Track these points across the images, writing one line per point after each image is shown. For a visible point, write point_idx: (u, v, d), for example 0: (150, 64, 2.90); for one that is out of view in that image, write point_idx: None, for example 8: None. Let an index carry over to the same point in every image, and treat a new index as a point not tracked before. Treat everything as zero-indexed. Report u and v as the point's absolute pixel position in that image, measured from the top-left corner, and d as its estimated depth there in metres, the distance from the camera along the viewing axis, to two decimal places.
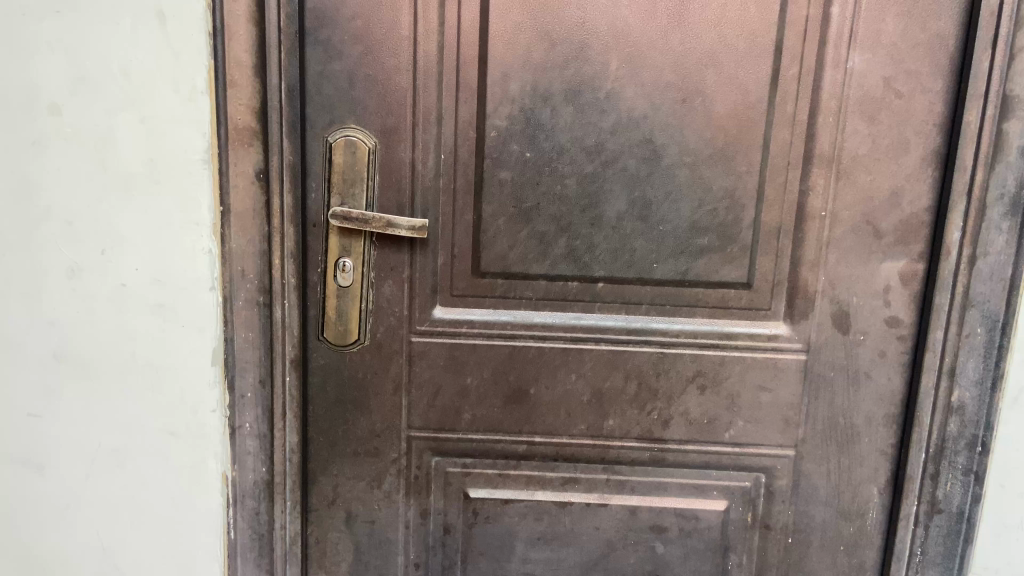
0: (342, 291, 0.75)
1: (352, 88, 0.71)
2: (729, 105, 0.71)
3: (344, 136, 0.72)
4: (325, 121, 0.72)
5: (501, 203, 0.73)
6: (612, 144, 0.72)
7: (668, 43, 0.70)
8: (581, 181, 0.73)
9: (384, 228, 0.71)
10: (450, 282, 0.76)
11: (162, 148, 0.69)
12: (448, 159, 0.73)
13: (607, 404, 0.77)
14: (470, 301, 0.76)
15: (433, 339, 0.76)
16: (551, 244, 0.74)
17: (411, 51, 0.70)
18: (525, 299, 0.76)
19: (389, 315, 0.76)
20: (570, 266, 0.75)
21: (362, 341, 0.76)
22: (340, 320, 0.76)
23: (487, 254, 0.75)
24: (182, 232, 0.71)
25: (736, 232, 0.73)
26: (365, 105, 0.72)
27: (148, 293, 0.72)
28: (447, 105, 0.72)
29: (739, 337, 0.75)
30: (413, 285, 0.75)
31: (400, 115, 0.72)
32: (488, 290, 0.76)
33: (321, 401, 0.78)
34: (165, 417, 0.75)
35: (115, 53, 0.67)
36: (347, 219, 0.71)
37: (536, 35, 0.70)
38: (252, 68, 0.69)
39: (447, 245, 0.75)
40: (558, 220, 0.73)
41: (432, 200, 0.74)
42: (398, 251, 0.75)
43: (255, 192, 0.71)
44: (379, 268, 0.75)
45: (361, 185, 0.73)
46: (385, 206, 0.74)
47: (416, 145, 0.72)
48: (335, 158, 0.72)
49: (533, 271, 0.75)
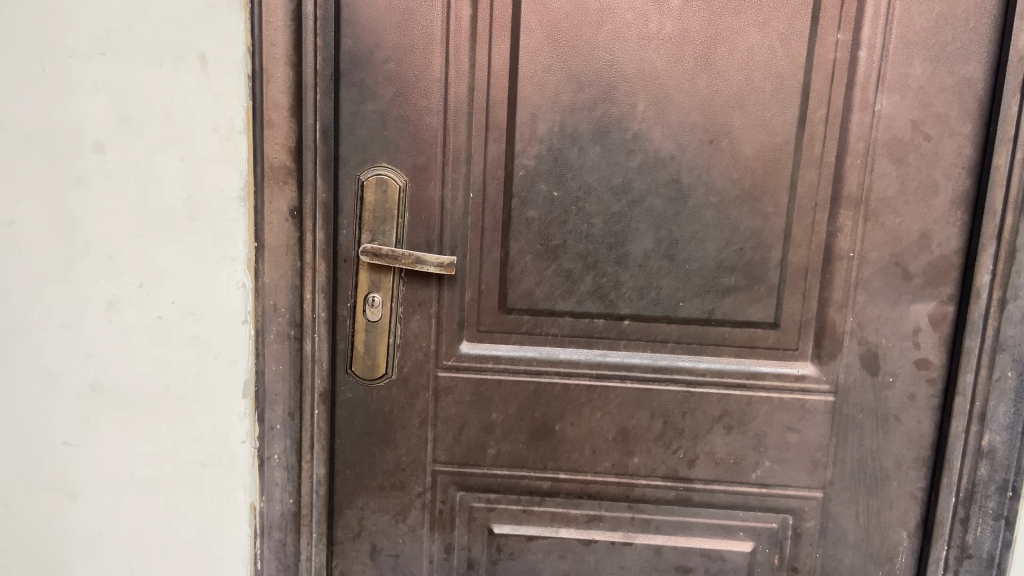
0: (371, 326, 0.76)
1: (384, 128, 0.73)
2: (756, 146, 0.71)
3: (376, 174, 0.73)
4: (357, 160, 0.74)
5: (528, 240, 0.74)
6: (639, 183, 0.72)
7: (695, 85, 0.71)
8: (607, 220, 0.73)
9: (412, 264, 0.72)
10: (477, 317, 0.77)
11: (201, 185, 0.71)
12: (477, 198, 0.74)
13: (632, 441, 0.77)
14: (496, 337, 0.77)
15: (460, 374, 0.77)
16: (578, 282, 0.75)
17: (443, 92, 0.72)
18: (551, 335, 0.77)
19: (416, 350, 0.77)
20: (596, 304, 0.75)
21: (389, 375, 0.77)
22: (368, 354, 0.77)
23: (514, 291, 0.75)
24: (217, 267, 0.72)
25: (763, 272, 0.73)
26: (397, 144, 0.73)
27: (183, 326, 0.74)
28: (476, 145, 0.73)
29: (766, 376, 0.75)
30: (441, 320, 0.76)
31: (430, 153, 0.73)
32: (515, 326, 0.77)
33: (348, 435, 0.79)
34: (197, 447, 0.76)
35: (158, 95, 0.69)
36: (377, 255, 0.72)
37: (565, 77, 0.71)
38: (289, 108, 0.71)
39: (475, 281, 0.76)
40: (584, 258, 0.74)
41: (461, 237, 0.75)
42: (426, 287, 0.76)
43: (289, 228, 0.73)
44: (407, 303, 0.76)
45: (391, 222, 0.74)
46: (415, 243, 0.75)
47: (445, 184, 0.74)
48: (366, 195, 0.74)
49: (559, 308, 0.76)
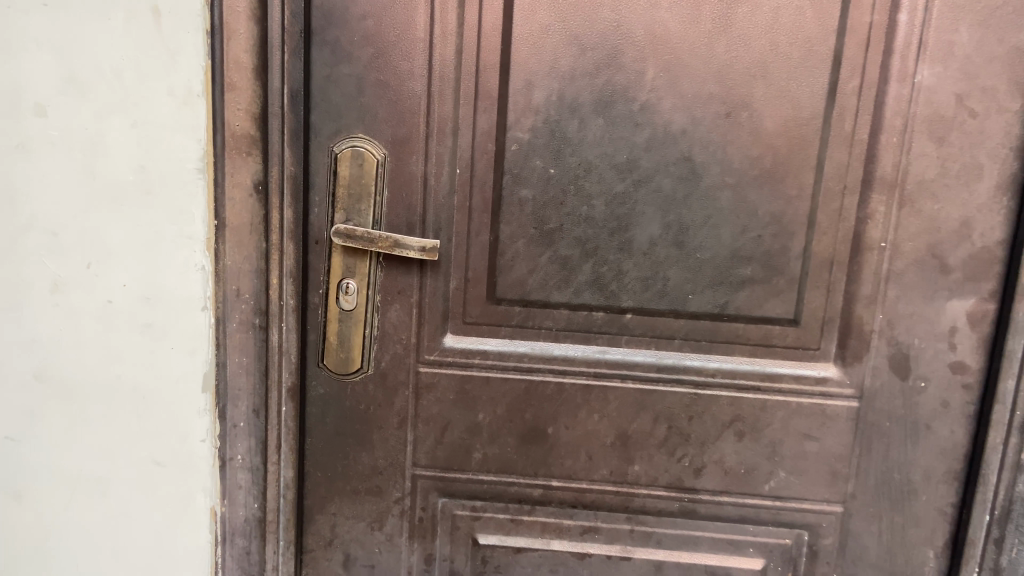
0: (345, 316, 0.68)
1: (360, 94, 0.65)
2: (779, 121, 0.63)
3: (351, 146, 0.65)
4: (330, 129, 0.66)
5: (521, 223, 0.66)
6: (646, 161, 0.64)
7: (712, 51, 0.62)
8: (609, 202, 0.65)
9: (389, 248, 0.65)
10: (463, 308, 0.69)
11: (155, 155, 0.63)
12: (464, 175, 0.66)
13: (633, 447, 0.70)
14: (484, 330, 0.70)
15: (444, 370, 0.70)
16: (575, 271, 0.67)
17: (427, 55, 0.64)
18: (545, 329, 0.69)
19: (395, 342, 0.70)
20: (596, 295, 0.67)
21: (365, 370, 0.70)
22: (342, 347, 0.69)
23: (504, 280, 0.68)
24: (173, 247, 0.65)
25: (783, 263, 0.66)
26: (375, 113, 0.65)
27: (137, 312, 0.66)
28: (464, 116, 0.65)
29: (782, 379, 0.68)
30: (423, 311, 0.69)
31: (412, 124, 0.65)
32: (505, 319, 0.69)
33: (320, 435, 0.72)
34: (152, 445, 0.69)
35: (105, 51, 0.61)
36: (351, 236, 0.65)
37: (565, 39, 0.63)
38: (253, 69, 0.63)
39: (461, 268, 0.68)
40: (583, 244, 0.66)
41: (446, 218, 0.67)
42: (407, 274, 0.68)
43: (254, 206, 0.66)
44: (386, 291, 0.69)
45: (368, 201, 0.66)
46: (395, 224, 0.67)
47: (429, 159, 0.66)
48: (340, 170, 0.66)
49: (554, 299, 0.68)
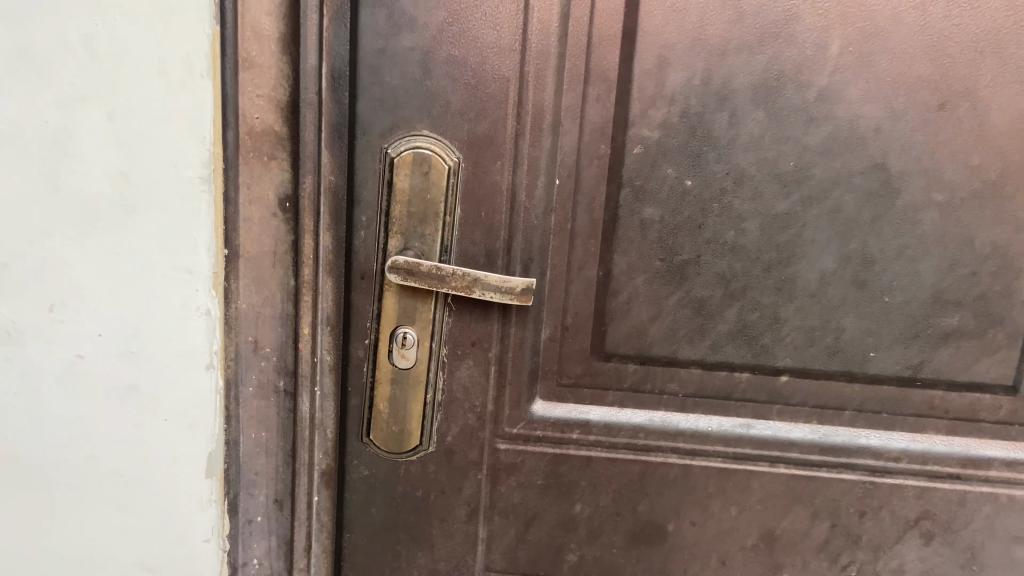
0: (399, 377, 0.51)
1: (426, 74, 0.47)
2: (1013, 116, 0.45)
3: (413, 147, 0.47)
4: (385, 123, 0.48)
5: (642, 253, 0.49)
6: (821, 170, 0.47)
7: (925, 17, 0.44)
8: (766, 226, 0.48)
9: (466, 288, 0.47)
10: (558, 367, 0.51)
11: (140, 157, 0.45)
12: (566, 188, 0.49)
13: (782, 552, 0.52)
14: (585, 395, 0.52)
15: (530, 448, 0.52)
16: (714, 318, 0.49)
17: (521, 20, 0.46)
18: (668, 395, 0.51)
19: (465, 410, 0.52)
20: (741, 352, 0.50)
21: (424, 448, 0.52)
22: (394, 417, 0.51)
23: (615, 329, 0.50)
24: (168, 284, 0.47)
25: (1005, 311, 0.48)
26: (446, 102, 0.47)
27: (116, 373, 0.48)
28: (570, 106, 0.47)
29: (990, 464, 0.51)
30: (504, 369, 0.51)
31: (497, 118, 0.47)
32: (614, 380, 0.51)
33: (364, 530, 0.54)
34: (137, 548, 0.51)
35: (69, 7, 0.42)
36: (413, 272, 0.47)
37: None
38: (281, 40, 0.45)
39: (558, 312, 0.50)
40: (727, 282, 0.49)
41: (540, 246, 0.49)
42: (485, 321, 0.51)
43: (279, 229, 0.48)
44: (455, 343, 0.51)
45: (434, 222, 0.48)
46: (470, 253, 0.50)
47: (520, 165, 0.48)
48: (397, 179, 0.48)
49: (682, 355, 0.50)
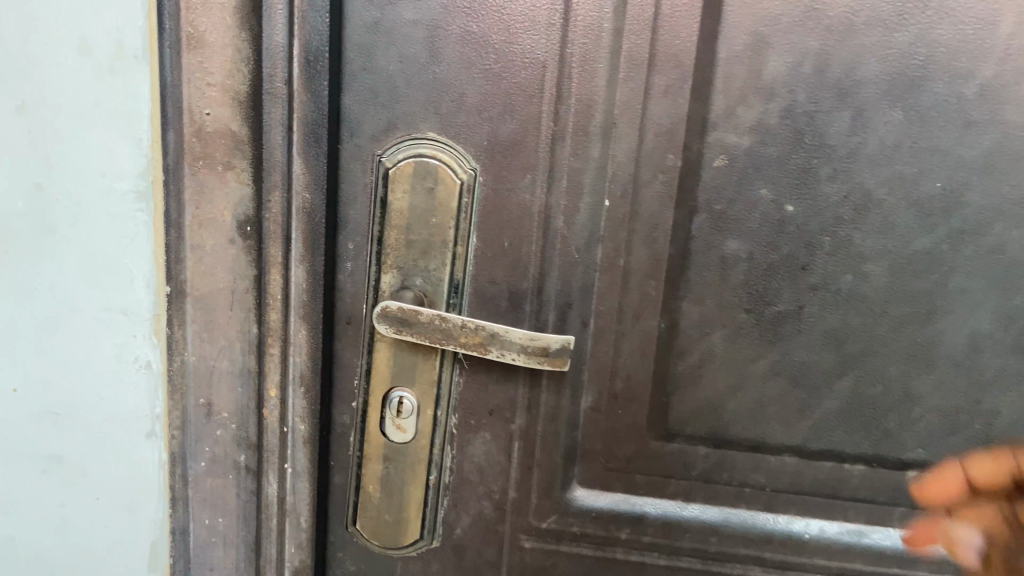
0: (394, 454, 0.39)
1: (433, 57, 0.35)
2: None
3: (414, 156, 0.36)
4: (380, 122, 0.36)
5: (724, 303, 0.36)
6: (977, 193, 0.34)
7: None
8: (896, 269, 0.35)
9: (479, 347, 0.35)
10: (605, 447, 0.39)
11: (60, 167, 0.34)
12: (619, 212, 0.36)
13: None
14: (638, 483, 0.39)
15: (564, 548, 0.40)
16: (817, 393, 0.37)
17: None
18: (750, 489, 0.39)
19: (480, 496, 0.40)
20: (852, 437, 0.37)
21: (426, 543, 0.41)
22: (388, 504, 0.40)
23: (681, 401, 0.38)
24: (98, 332, 0.36)
25: None
26: (460, 94, 0.35)
27: (38, 439, 0.37)
28: (627, 101, 0.35)
29: None
30: (531, 447, 0.39)
31: (528, 117, 0.35)
32: (678, 467, 0.39)
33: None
34: None
35: None
36: (409, 324, 0.35)
37: None
38: (238, 9, 0.34)
39: (604, 375, 0.38)
40: (840, 345, 0.36)
41: (582, 288, 0.37)
42: (507, 385, 0.38)
43: (237, 260, 0.36)
44: (468, 410, 0.39)
45: (441, 253, 0.36)
46: (489, 294, 0.38)
47: (557, 179, 0.36)
48: (393, 197, 0.36)
49: (772, 439, 0.38)
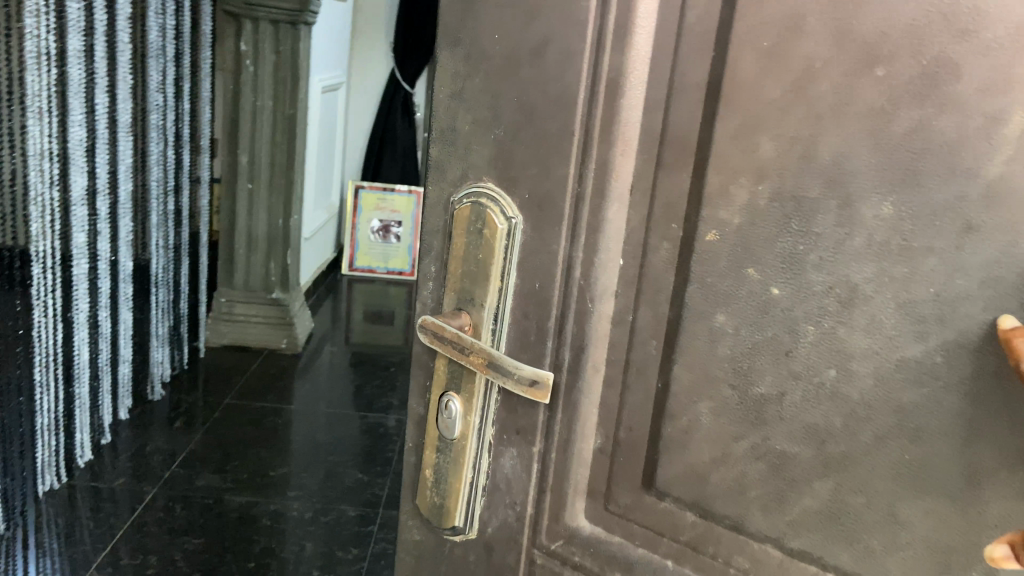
0: (444, 446, 0.49)
1: (489, 124, 0.44)
2: None
3: (473, 202, 0.45)
4: (456, 171, 0.46)
5: (707, 373, 0.40)
6: (965, 308, 0.33)
7: None
8: (884, 375, 0.35)
9: (483, 366, 0.44)
10: (608, 491, 0.45)
11: None
12: (629, 272, 0.42)
13: None
14: (635, 532, 0.45)
15: (566, 572, 0.47)
16: (797, 490, 0.39)
17: (591, 74, 0.40)
18: (733, 570, 0.42)
19: (505, 505, 0.48)
20: (830, 543, 0.38)
21: (462, 531, 0.50)
22: (438, 490, 0.50)
23: (667, 462, 0.42)
24: None
25: None
26: (509, 155, 0.43)
27: None
28: (642, 172, 0.41)
29: None
30: (546, 468, 0.46)
31: (559, 178, 0.42)
32: (667, 529, 0.43)
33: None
34: None
35: None
36: (439, 336, 0.46)
37: (845, 55, 0.34)
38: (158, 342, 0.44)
39: (611, 424, 0.44)
40: (817, 438, 0.38)
41: (594, 335, 0.43)
42: (529, 412, 0.46)
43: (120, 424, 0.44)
44: (504, 427, 0.47)
45: (485, 282, 0.45)
46: (523, 326, 0.45)
47: (578, 235, 0.42)
48: (457, 233, 0.46)
49: (751, 519, 0.40)
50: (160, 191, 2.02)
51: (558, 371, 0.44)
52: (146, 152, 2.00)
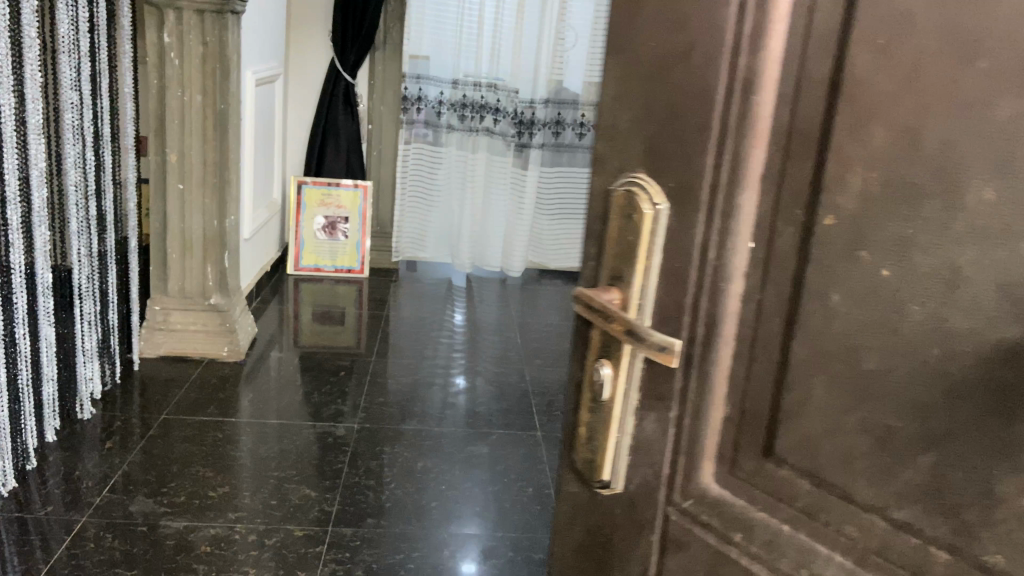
0: (599, 407, 0.67)
1: (648, 118, 0.60)
2: None
3: (628, 187, 0.62)
4: (617, 168, 0.64)
5: (823, 351, 0.52)
6: None
7: None
8: (984, 355, 0.44)
9: (626, 333, 0.63)
10: (733, 457, 0.59)
11: None
12: (756, 255, 0.56)
13: None
14: (757, 495, 0.58)
15: (696, 526, 0.62)
16: (902, 463, 0.48)
17: (726, 91, 0.55)
18: (843, 535, 0.52)
19: (649, 458, 0.64)
20: (932, 519, 0.47)
21: (610, 484, 0.67)
22: (591, 446, 0.68)
23: (789, 429, 0.55)
24: None
25: None
26: (660, 157, 0.60)
27: None
28: (768, 166, 0.54)
29: None
30: (682, 424, 0.61)
31: (702, 169, 0.57)
32: (784, 495, 0.56)
33: (564, 528, 0.76)
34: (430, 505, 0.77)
35: None
36: (591, 305, 0.66)
37: (947, 59, 0.44)
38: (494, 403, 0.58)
39: (739, 393, 0.58)
40: (919, 414, 0.47)
41: (726, 309, 0.58)
42: (669, 379, 0.62)
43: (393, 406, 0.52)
44: (647, 390, 0.63)
45: (638, 253, 0.61)
46: (667, 300, 0.61)
47: (714, 218, 0.57)
48: (614, 218, 0.64)
49: (860, 487, 0.51)
50: (76, 194, 2.17)
51: (693, 343, 0.60)
52: (60, 155, 2.10)
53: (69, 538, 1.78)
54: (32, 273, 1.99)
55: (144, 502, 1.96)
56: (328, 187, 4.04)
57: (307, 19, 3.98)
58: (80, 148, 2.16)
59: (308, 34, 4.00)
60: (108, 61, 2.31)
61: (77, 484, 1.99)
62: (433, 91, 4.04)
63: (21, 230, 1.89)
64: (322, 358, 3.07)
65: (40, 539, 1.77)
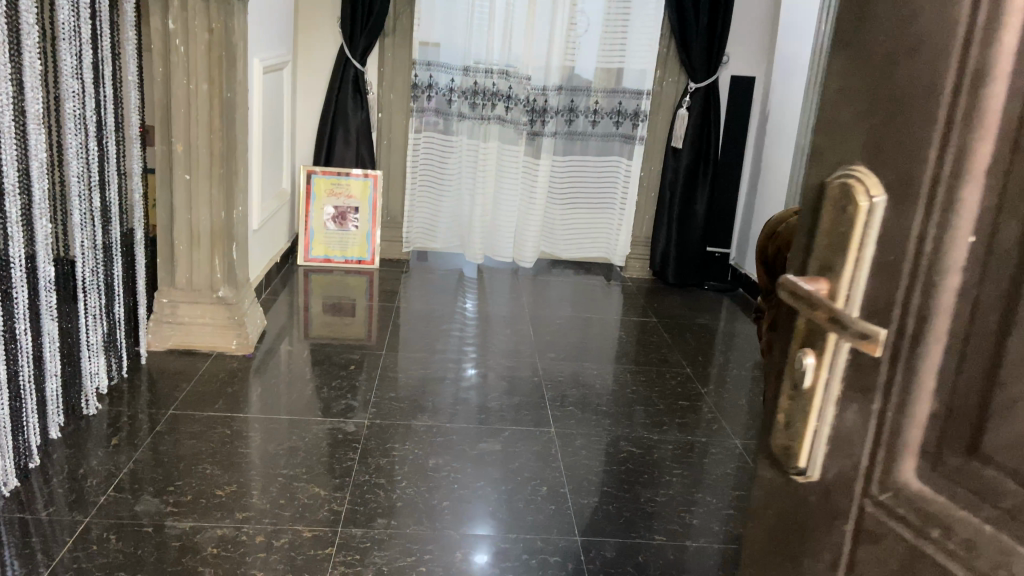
0: (800, 398, 0.65)
1: (868, 115, 0.60)
2: None
3: (846, 175, 0.61)
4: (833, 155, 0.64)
5: None
6: None
7: None
8: None
9: (833, 317, 0.61)
10: (939, 453, 0.57)
11: None
12: (978, 251, 0.53)
13: None
14: (961, 498, 0.55)
15: (890, 524, 0.59)
16: None
17: (955, 70, 0.53)
18: None
19: (845, 453, 0.62)
20: None
21: (805, 474, 0.66)
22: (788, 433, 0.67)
23: (1006, 432, 0.53)
24: None
25: None
26: (877, 144, 0.59)
27: None
28: (999, 156, 0.52)
29: None
30: (883, 420, 0.59)
31: (924, 146, 0.55)
32: (989, 495, 0.53)
33: (758, 516, 0.74)
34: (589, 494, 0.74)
35: None
36: (794, 288, 0.64)
37: None
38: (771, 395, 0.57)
39: (947, 394, 0.56)
40: None
41: (942, 302, 0.55)
42: (873, 370, 0.59)
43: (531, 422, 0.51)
44: (850, 384, 0.61)
45: (857, 239, 0.59)
46: (874, 289, 0.59)
47: (933, 213, 0.55)
48: (830, 203, 0.62)
49: None
50: (79, 187, 2.12)
51: (901, 334, 0.57)
52: (61, 145, 2.04)
53: (69, 541, 1.74)
54: (33, 268, 1.94)
55: (148, 501, 1.92)
56: (339, 177, 3.99)
57: (316, 5, 3.90)
58: (82, 138, 2.11)
59: (317, 20, 3.92)
60: (112, 48, 2.25)
61: (80, 483, 1.95)
62: (444, 79, 3.97)
63: (20, 223, 1.85)
64: (334, 351, 3.03)
65: (40, 543, 1.72)
